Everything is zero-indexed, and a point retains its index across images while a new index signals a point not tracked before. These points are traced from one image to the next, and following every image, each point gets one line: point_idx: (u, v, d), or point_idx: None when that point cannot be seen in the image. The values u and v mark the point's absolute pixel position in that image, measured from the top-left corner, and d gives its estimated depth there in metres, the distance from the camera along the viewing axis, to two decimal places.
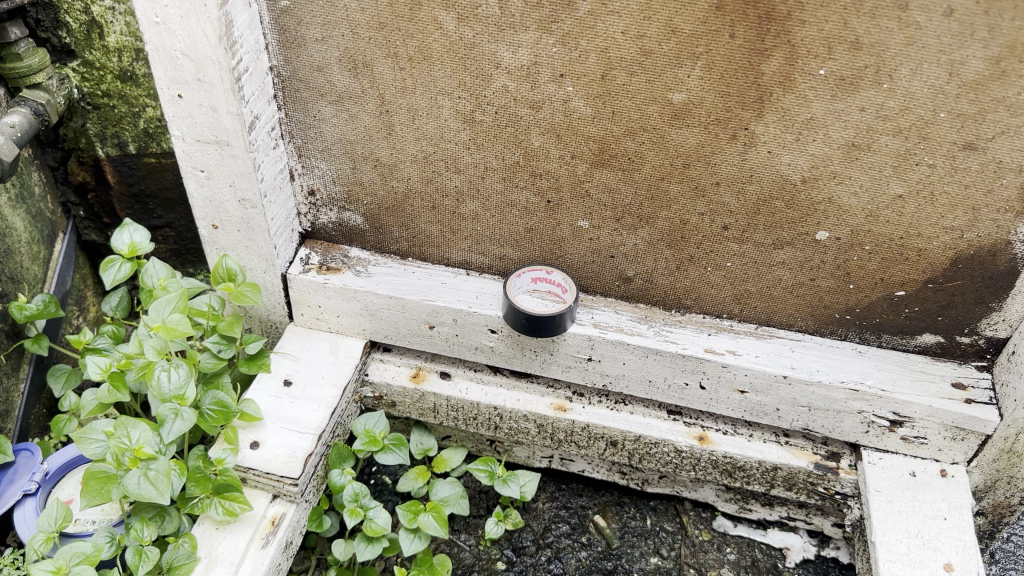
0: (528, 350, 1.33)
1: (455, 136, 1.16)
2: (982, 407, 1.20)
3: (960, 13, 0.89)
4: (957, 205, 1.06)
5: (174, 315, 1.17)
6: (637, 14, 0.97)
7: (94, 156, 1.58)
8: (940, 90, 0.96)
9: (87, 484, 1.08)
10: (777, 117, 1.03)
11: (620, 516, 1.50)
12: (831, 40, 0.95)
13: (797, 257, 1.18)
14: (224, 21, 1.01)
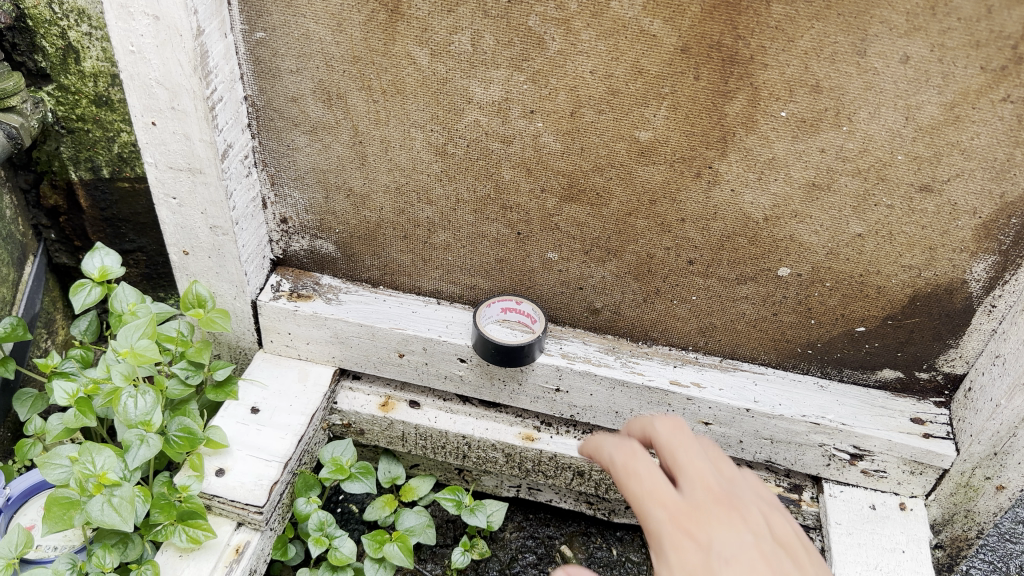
0: (497, 380, 1.34)
1: (427, 167, 1.18)
2: (940, 442, 1.22)
3: (915, 60, 0.93)
4: (914, 244, 1.09)
5: (142, 340, 1.17)
6: (605, 55, 1.00)
7: (67, 180, 1.58)
8: (897, 134, 0.99)
9: (49, 509, 1.07)
10: (740, 156, 1.05)
11: (586, 547, 1.51)
12: (793, 84, 0.98)
13: (760, 293, 1.21)
14: (199, 51, 1.03)
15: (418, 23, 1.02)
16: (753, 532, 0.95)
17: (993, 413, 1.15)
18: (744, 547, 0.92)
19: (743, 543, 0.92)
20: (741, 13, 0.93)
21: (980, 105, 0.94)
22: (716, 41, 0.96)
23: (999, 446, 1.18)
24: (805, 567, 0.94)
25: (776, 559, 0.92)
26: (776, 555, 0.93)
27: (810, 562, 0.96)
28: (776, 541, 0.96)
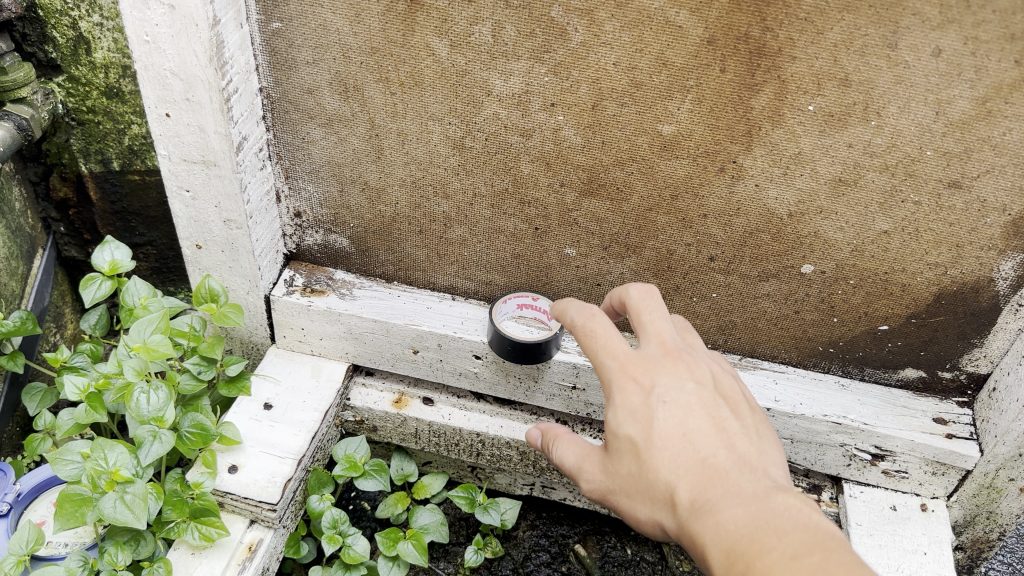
0: (512, 377, 1.32)
1: (444, 161, 1.16)
2: (963, 442, 1.20)
3: (947, 53, 0.90)
4: (941, 241, 1.07)
5: (156, 335, 1.16)
6: (629, 46, 0.98)
7: (77, 172, 1.57)
8: (927, 129, 0.97)
9: (60, 506, 1.06)
10: (765, 151, 1.03)
11: (601, 546, 1.50)
12: (821, 77, 0.96)
13: (782, 290, 1.19)
14: (215, 41, 1.01)
15: (437, 14, 1.01)
16: (697, 378, 0.99)
17: (1019, 414, 1.13)
18: (685, 393, 0.97)
19: (685, 390, 0.98)
20: (770, 5, 0.91)
21: (1014, 100, 0.92)
22: (744, 33, 0.93)
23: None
24: (744, 415, 0.99)
25: (715, 407, 0.97)
26: (716, 403, 0.98)
27: (751, 412, 1.00)
28: (722, 387, 1.01)
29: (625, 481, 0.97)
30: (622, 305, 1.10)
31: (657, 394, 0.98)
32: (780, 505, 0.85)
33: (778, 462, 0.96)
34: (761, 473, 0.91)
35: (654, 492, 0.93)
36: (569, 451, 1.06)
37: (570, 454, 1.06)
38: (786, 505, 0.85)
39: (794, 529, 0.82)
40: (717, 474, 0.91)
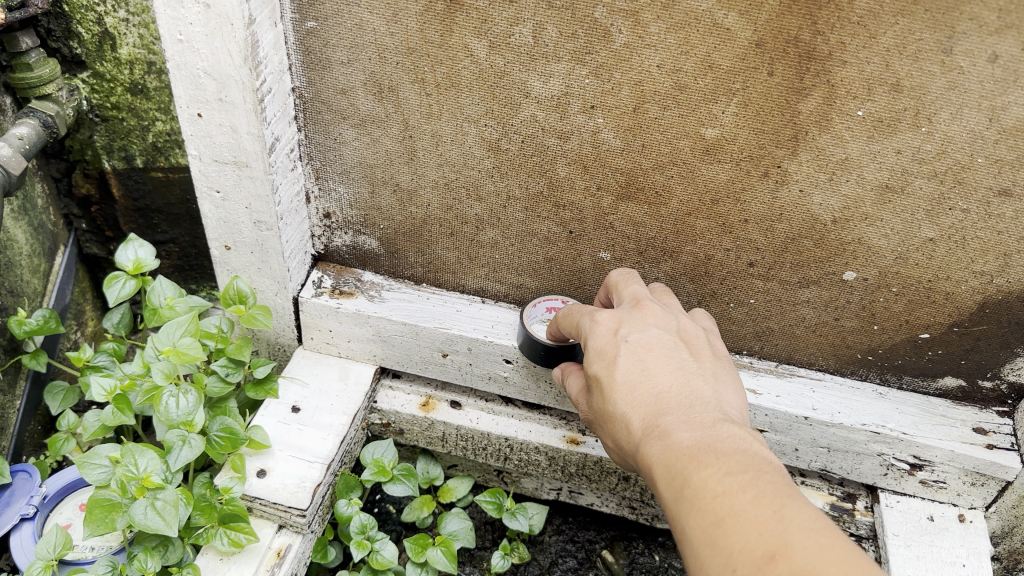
0: (543, 382, 1.30)
1: (479, 163, 1.14)
2: (1004, 453, 1.18)
3: (1005, 59, 0.88)
4: (988, 250, 1.05)
5: (185, 338, 1.14)
6: (674, 48, 0.96)
7: (100, 169, 1.55)
8: (979, 135, 0.95)
9: (90, 511, 1.03)
10: (811, 156, 1.01)
11: (628, 552, 1.48)
12: (872, 82, 0.93)
13: (822, 297, 1.16)
14: (250, 41, 0.98)
15: (477, 14, 0.98)
16: (661, 325, 0.97)
17: None
18: (649, 336, 0.95)
19: (648, 333, 0.95)
20: (822, 8, 0.88)
21: None
22: (794, 36, 0.91)
23: None
24: (704, 359, 0.95)
25: (677, 349, 0.94)
26: (679, 347, 0.94)
27: (714, 358, 0.96)
28: (691, 334, 0.98)
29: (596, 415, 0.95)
30: (606, 291, 1.12)
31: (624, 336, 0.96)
32: (726, 432, 0.81)
33: (735, 403, 0.91)
34: (713, 406, 0.86)
35: (614, 422, 0.91)
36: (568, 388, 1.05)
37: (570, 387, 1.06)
38: (730, 432, 0.81)
39: (735, 453, 0.78)
40: (671, 405, 0.87)
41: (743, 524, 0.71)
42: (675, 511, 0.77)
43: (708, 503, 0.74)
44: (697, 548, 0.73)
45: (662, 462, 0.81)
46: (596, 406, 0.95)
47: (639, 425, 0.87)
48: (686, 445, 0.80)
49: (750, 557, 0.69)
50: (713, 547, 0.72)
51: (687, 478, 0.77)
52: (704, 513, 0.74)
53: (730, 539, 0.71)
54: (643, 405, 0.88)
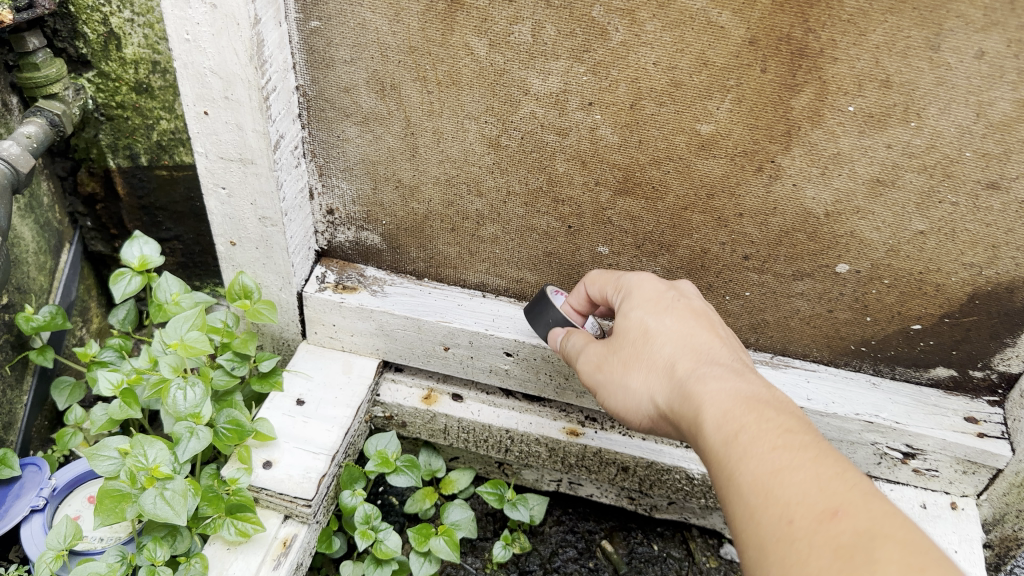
0: (543, 374, 1.33)
1: (479, 159, 1.17)
2: (994, 442, 1.21)
3: (990, 55, 0.90)
4: (978, 242, 1.07)
5: (192, 332, 1.17)
6: (669, 46, 0.98)
7: (105, 167, 1.57)
8: (967, 130, 0.97)
9: (101, 501, 1.06)
10: (804, 150, 1.04)
11: (627, 542, 1.51)
12: (862, 78, 0.96)
13: (816, 289, 1.19)
14: (256, 40, 1.01)
15: (478, 13, 1.01)
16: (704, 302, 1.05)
17: None
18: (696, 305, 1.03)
19: (694, 303, 1.03)
20: (813, 6, 0.91)
21: None
22: (786, 34, 0.93)
23: None
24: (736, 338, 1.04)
25: (716, 321, 1.02)
26: (717, 321, 1.03)
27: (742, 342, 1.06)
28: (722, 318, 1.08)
29: (622, 361, 1.00)
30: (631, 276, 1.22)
31: (660, 299, 1.03)
32: (774, 396, 0.89)
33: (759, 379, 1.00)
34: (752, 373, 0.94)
35: (654, 370, 0.97)
36: (571, 343, 1.08)
37: (570, 344, 1.08)
38: (777, 397, 0.89)
39: (788, 414, 0.86)
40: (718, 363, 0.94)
41: (801, 477, 0.77)
42: (730, 456, 0.83)
43: (766, 452, 0.80)
44: (750, 493, 0.79)
45: (716, 411, 0.87)
46: (626, 354, 1.00)
47: (682, 374, 0.94)
48: (738, 402, 0.87)
49: (809, 504, 0.75)
50: (770, 491, 0.77)
51: (745, 431, 0.83)
52: (766, 463, 0.80)
53: (787, 486, 0.77)
54: (686, 360, 0.95)
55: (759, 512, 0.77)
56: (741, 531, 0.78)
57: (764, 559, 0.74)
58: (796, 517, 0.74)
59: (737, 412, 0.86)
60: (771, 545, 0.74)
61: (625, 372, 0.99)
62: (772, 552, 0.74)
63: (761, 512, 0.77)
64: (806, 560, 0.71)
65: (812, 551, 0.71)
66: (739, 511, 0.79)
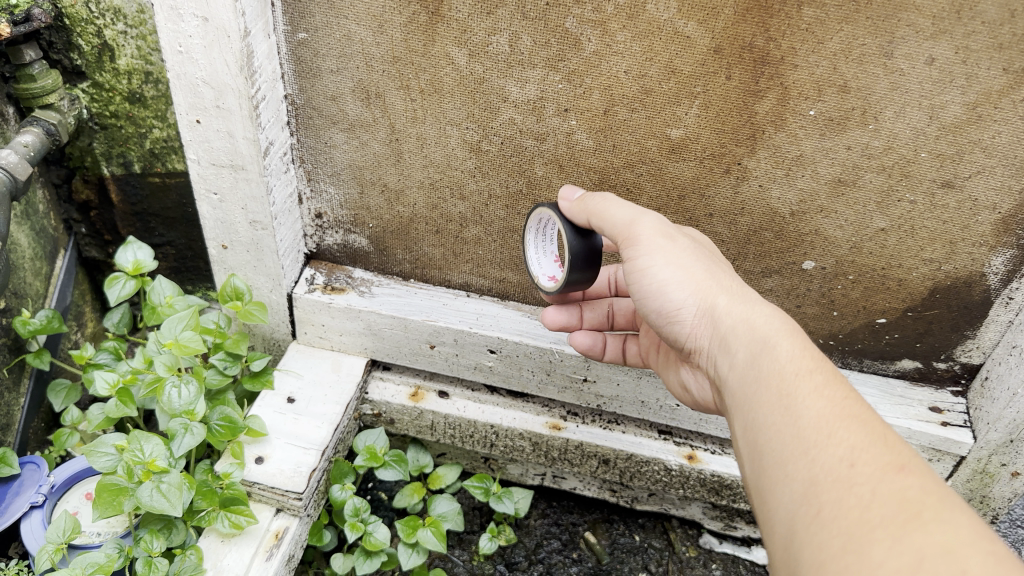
0: (525, 370, 1.38)
1: (462, 164, 1.22)
2: (957, 430, 1.27)
3: (940, 62, 0.96)
4: (935, 238, 1.13)
5: (186, 332, 1.22)
6: (639, 55, 1.04)
7: (99, 175, 1.61)
8: (921, 132, 1.03)
9: (99, 495, 1.10)
10: (769, 153, 1.09)
11: (609, 533, 1.56)
12: (821, 84, 1.01)
13: (785, 286, 1.24)
14: (245, 52, 1.06)
15: (457, 25, 1.06)
16: None
17: (1010, 402, 1.19)
18: None
19: None
20: (773, 16, 0.96)
21: (1002, 105, 0.98)
22: (748, 43, 0.99)
23: (1016, 433, 1.22)
24: None
25: None
26: None
27: None
28: None
29: (683, 252, 0.97)
30: None
31: (703, 243, 1.07)
32: None
33: None
34: None
35: (713, 275, 0.96)
36: (612, 199, 1.02)
37: (613, 209, 1.01)
38: None
39: None
40: None
41: (862, 427, 0.78)
42: (791, 395, 0.82)
43: (841, 400, 0.81)
44: (808, 432, 0.79)
45: (776, 345, 0.87)
46: (687, 246, 0.99)
47: (734, 284, 0.96)
48: (798, 338, 0.88)
49: (875, 456, 0.75)
50: (830, 433, 0.78)
51: (808, 373, 0.84)
52: (830, 407, 0.80)
53: (849, 432, 0.77)
54: (739, 280, 0.97)
55: (816, 452, 0.77)
56: (792, 467, 0.78)
57: (815, 498, 0.75)
58: (860, 464, 0.75)
59: (796, 352, 0.86)
60: (825, 487, 0.75)
61: (678, 261, 0.96)
62: (827, 491, 0.74)
63: (821, 453, 0.77)
64: (869, 509, 0.71)
65: (875, 500, 0.71)
66: (789, 448, 0.79)
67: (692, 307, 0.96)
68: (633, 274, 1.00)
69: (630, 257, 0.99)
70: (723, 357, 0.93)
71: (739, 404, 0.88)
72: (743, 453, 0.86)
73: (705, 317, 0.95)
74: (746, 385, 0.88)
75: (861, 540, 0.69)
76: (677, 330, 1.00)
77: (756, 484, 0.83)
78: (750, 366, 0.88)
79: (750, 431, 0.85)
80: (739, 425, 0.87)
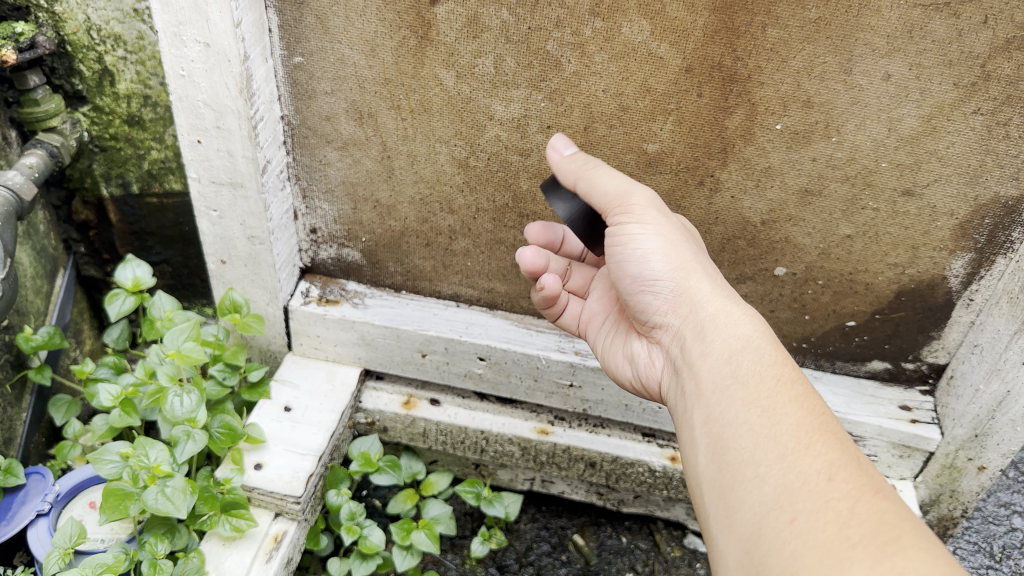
0: (514, 376, 1.44)
1: (450, 179, 1.28)
2: (926, 426, 1.33)
3: (896, 77, 1.03)
4: (898, 244, 1.20)
5: (188, 342, 1.27)
6: (616, 75, 1.10)
7: (98, 196, 1.66)
8: (881, 143, 1.09)
9: (106, 500, 1.14)
10: (740, 165, 1.16)
11: (597, 535, 1.61)
12: (787, 100, 1.08)
13: (758, 291, 1.31)
14: (245, 75, 1.12)
15: (445, 48, 1.12)
16: None
17: (973, 398, 1.27)
18: None
19: None
20: (740, 37, 1.03)
21: (954, 117, 1.05)
22: (718, 62, 1.06)
23: (979, 428, 1.29)
24: None
25: None
26: None
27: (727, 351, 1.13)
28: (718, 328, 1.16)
29: (673, 229, 1.01)
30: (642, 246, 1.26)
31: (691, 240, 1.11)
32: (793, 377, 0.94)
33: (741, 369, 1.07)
34: None
35: (696, 261, 1.01)
36: (604, 167, 1.04)
37: (604, 178, 1.02)
38: None
39: None
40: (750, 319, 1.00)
41: (839, 444, 0.79)
42: (768, 401, 0.84)
43: (817, 411, 0.83)
44: (786, 438, 0.80)
45: (755, 347, 0.90)
46: (675, 227, 1.02)
47: (715, 274, 1.01)
48: (778, 345, 0.91)
49: (853, 476, 0.76)
50: (807, 444, 0.79)
51: (789, 383, 0.86)
52: (808, 419, 0.82)
53: (826, 446, 0.78)
54: (720, 274, 1.02)
55: (791, 458, 0.78)
56: (765, 471, 0.79)
57: (788, 506, 0.76)
58: (838, 480, 0.75)
59: (777, 360, 0.89)
60: (799, 496, 0.76)
61: (667, 236, 1.00)
62: (802, 501, 0.75)
63: (796, 462, 0.78)
64: (847, 526, 0.71)
65: (852, 517, 0.72)
66: (761, 451, 0.81)
67: (670, 282, 1.00)
68: (615, 241, 1.03)
69: (615, 225, 1.01)
70: (700, 340, 0.96)
71: (707, 398, 0.90)
72: (703, 446, 0.87)
73: (683, 295, 0.99)
74: (718, 378, 0.90)
75: (836, 553, 0.70)
76: (650, 301, 1.04)
77: (713, 478, 0.85)
78: (726, 357, 0.91)
79: (718, 426, 0.86)
80: (702, 417, 0.89)
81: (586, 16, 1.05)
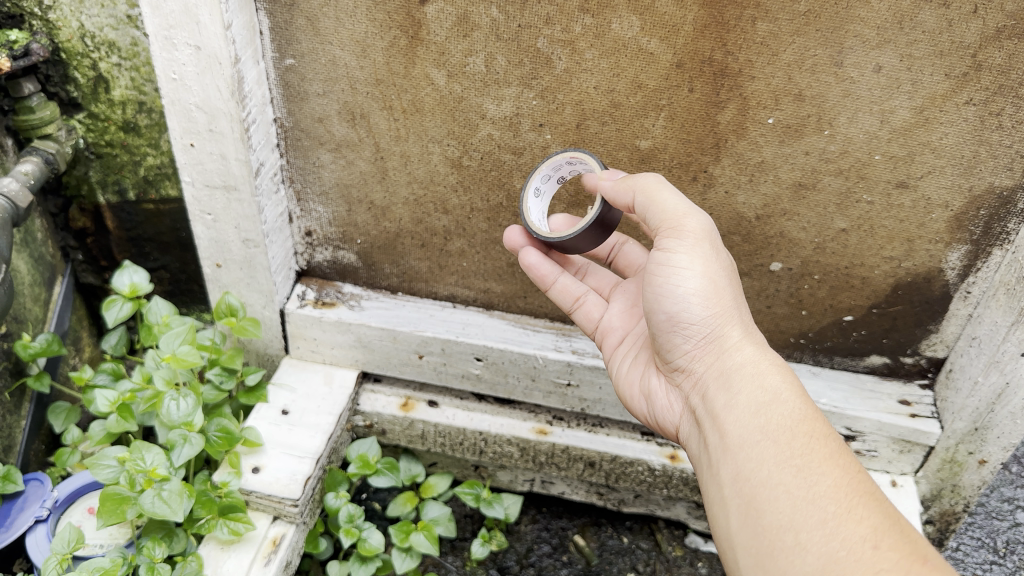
0: (512, 376, 1.43)
1: (444, 179, 1.28)
2: (926, 420, 1.33)
3: (887, 69, 1.03)
4: (894, 237, 1.19)
5: (183, 346, 1.26)
6: (607, 71, 1.10)
7: (95, 204, 1.66)
8: (874, 136, 1.09)
9: (103, 504, 1.13)
10: (733, 160, 1.16)
11: (598, 536, 1.61)
12: (778, 93, 1.08)
13: (754, 287, 1.31)
14: (237, 77, 1.12)
15: (435, 47, 1.12)
16: None
17: (973, 390, 1.25)
18: None
19: None
20: (729, 32, 1.03)
21: (947, 108, 1.05)
22: (708, 57, 1.06)
23: (979, 421, 1.28)
24: None
25: None
26: None
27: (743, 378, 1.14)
28: None
29: (719, 269, 0.99)
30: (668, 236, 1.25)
31: None
32: None
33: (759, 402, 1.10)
34: None
35: (736, 305, 1.00)
36: (666, 187, 1.01)
37: (667, 197, 1.00)
38: None
39: None
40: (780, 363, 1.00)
41: (878, 507, 0.81)
42: (803, 459, 0.85)
43: (854, 472, 0.84)
44: (825, 501, 0.81)
45: (783, 402, 0.91)
46: (723, 263, 1.01)
47: (751, 323, 1.00)
48: (805, 397, 0.92)
49: (898, 544, 0.77)
50: (849, 507, 0.80)
51: (821, 437, 0.87)
52: (845, 479, 0.83)
53: (867, 510, 0.80)
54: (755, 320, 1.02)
55: (834, 524, 0.79)
56: (806, 538, 0.79)
57: None
58: (884, 547, 0.76)
59: (807, 415, 0.89)
60: (846, 566, 0.76)
61: (711, 276, 0.99)
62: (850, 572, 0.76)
63: (839, 527, 0.79)
64: None
65: None
66: (800, 515, 0.81)
67: (707, 325, 0.99)
68: (661, 268, 1.00)
69: (669, 248, 0.99)
70: (731, 385, 0.96)
71: (735, 453, 0.90)
72: (734, 506, 0.88)
73: (716, 338, 0.99)
74: (746, 434, 0.90)
75: None
76: (680, 343, 1.03)
77: (749, 541, 0.85)
78: (753, 410, 0.92)
79: (749, 485, 0.87)
80: (731, 475, 0.90)
81: (576, 12, 1.05)
